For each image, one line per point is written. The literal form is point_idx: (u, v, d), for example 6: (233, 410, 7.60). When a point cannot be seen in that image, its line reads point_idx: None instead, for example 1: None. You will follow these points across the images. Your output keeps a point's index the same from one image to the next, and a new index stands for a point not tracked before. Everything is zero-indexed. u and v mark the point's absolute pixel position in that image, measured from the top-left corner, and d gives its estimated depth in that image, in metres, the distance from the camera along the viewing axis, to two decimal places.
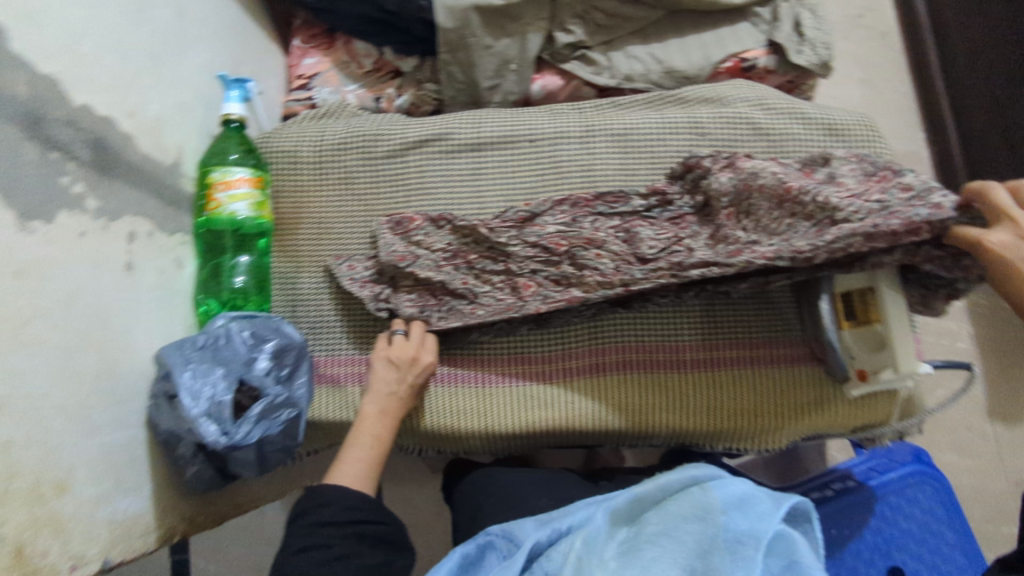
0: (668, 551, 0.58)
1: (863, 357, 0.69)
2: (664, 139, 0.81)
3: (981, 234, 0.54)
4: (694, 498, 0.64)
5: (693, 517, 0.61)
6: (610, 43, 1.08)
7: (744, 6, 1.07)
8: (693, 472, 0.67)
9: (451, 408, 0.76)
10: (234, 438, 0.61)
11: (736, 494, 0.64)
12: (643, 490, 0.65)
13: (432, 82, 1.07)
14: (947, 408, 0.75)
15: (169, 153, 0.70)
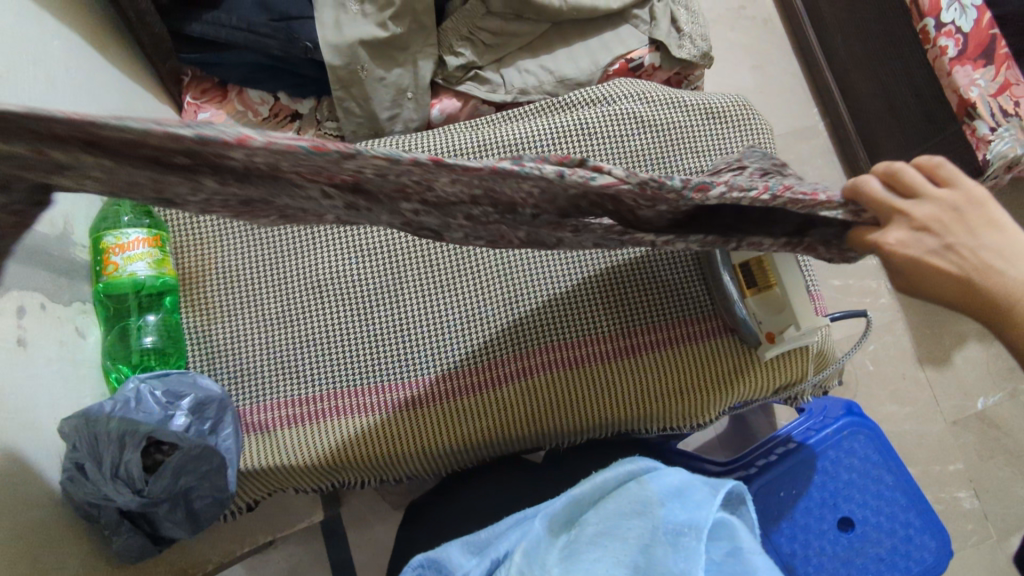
0: (610, 555, 0.59)
1: (769, 320, 0.72)
2: (555, 143, 0.84)
3: (878, 237, 0.46)
4: (632, 494, 0.64)
5: (633, 513, 0.62)
6: (501, 61, 1.12)
7: (623, 10, 1.12)
8: (630, 467, 0.67)
9: (383, 436, 0.75)
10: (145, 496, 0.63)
11: (674, 486, 0.65)
12: (581, 492, 0.65)
13: (331, 121, 1.09)
14: (854, 356, 0.79)
15: (55, 224, 0.69)
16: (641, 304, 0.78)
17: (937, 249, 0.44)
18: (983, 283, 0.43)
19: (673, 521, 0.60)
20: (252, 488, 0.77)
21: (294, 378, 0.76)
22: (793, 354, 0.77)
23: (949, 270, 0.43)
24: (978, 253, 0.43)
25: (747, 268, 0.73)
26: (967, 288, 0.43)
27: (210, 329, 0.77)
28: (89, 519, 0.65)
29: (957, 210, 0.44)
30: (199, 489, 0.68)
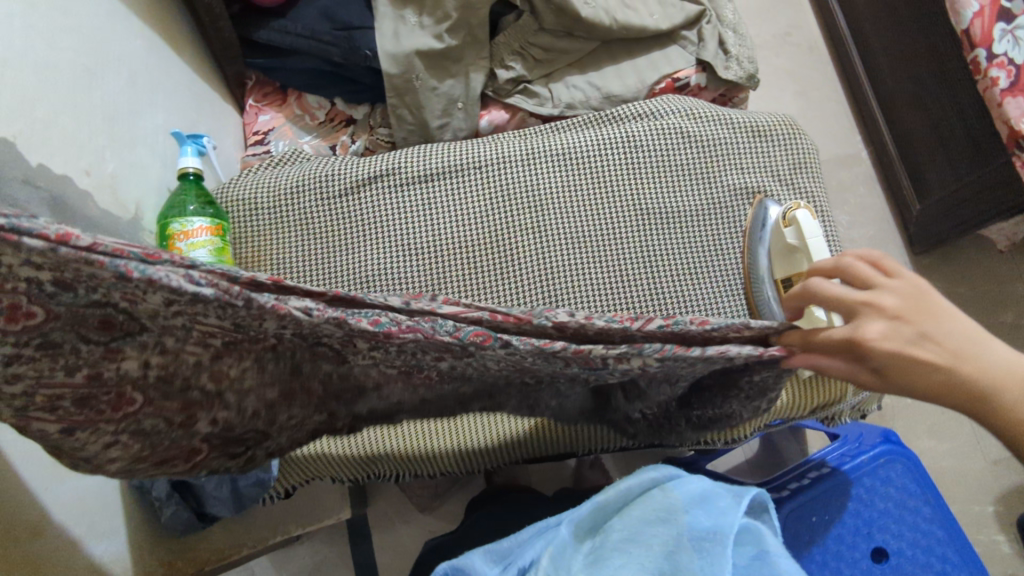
0: (638, 557, 0.59)
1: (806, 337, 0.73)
2: (602, 155, 0.86)
3: (854, 332, 0.46)
4: (656, 502, 0.65)
5: (658, 518, 0.63)
6: (550, 77, 1.15)
7: (671, 30, 1.15)
8: (653, 475, 0.68)
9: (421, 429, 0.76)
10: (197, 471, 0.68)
11: (696, 494, 0.66)
12: (606, 498, 0.66)
13: (384, 127, 1.12)
14: None
15: (127, 208, 0.74)
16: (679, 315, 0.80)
17: (915, 337, 0.45)
18: (961, 368, 0.45)
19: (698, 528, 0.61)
20: (291, 477, 0.79)
21: None
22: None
23: (933, 360, 0.45)
24: (948, 338, 0.45)
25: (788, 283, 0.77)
26: (951, 376, 0.45)
27: None
28: (141, 491, 0.68)
29: (921, 300, 0.46)
30: (245, 469, 0.71)
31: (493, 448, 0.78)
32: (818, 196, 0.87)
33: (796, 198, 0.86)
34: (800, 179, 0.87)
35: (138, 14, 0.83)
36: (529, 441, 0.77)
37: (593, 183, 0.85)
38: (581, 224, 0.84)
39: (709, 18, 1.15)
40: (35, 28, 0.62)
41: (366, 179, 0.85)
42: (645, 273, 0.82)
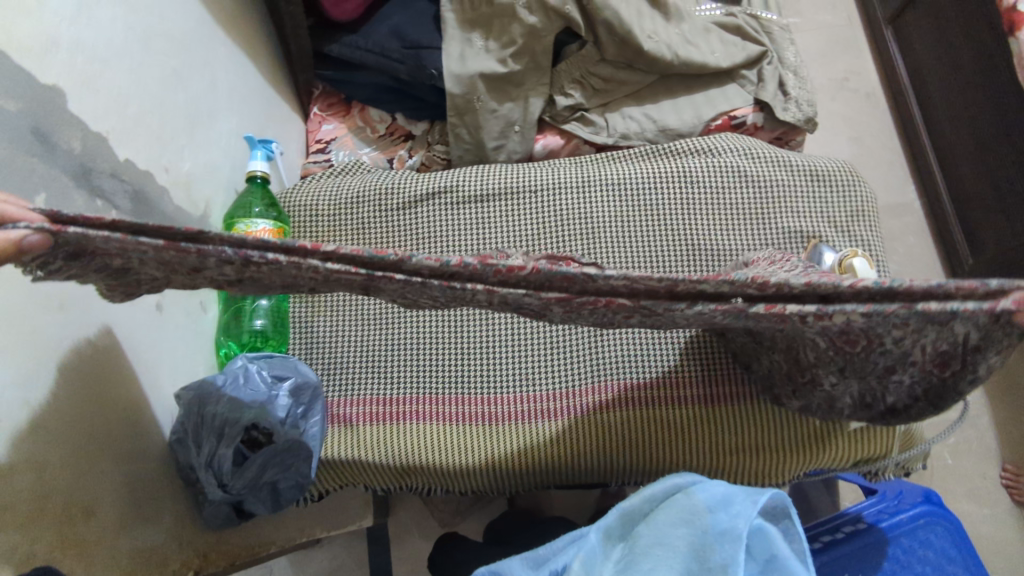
0: (664, 563, 0.60)
1: None
2: (656, 187, 0.87)
3: None
4: (679, 505, 0.64)
5: (681, 521, 0.62)
6: (607, 106, 1.17)
7: (731, 69, 1.15)
8: (675, 480, 0.66)
9: (455, 445, 0.77)
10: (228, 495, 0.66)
11: (717, 496, 0.64)
12: (631, 505, 0.66)
13: (441, 144, 1.16)
14: (946, 440, 0.75)
15: (198, 206, 0.77)
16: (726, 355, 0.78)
17: None
18: None
19: (722, 529, 0.60)
20: (326, 479, 0.79)
21: (380, 379, 0.80)
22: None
23: None
24: None
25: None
26: None
27: (313, 321, 0.82)
28: (187, 481, 0.69)
29: None
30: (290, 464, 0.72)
31: (527, 472, 0.77)
32: (875, 246, 0.86)
33: (852, 246, 0.85)
34: (858, 228, 0.86)
35: (224, 25, 0.87)
36: (564, 469, 0.77)
37: (647, 215, 0.85)
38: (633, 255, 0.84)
39: (771, 59, 1.16)
40: (135, 31, 0.67)
41: (425, 194, 0.87)
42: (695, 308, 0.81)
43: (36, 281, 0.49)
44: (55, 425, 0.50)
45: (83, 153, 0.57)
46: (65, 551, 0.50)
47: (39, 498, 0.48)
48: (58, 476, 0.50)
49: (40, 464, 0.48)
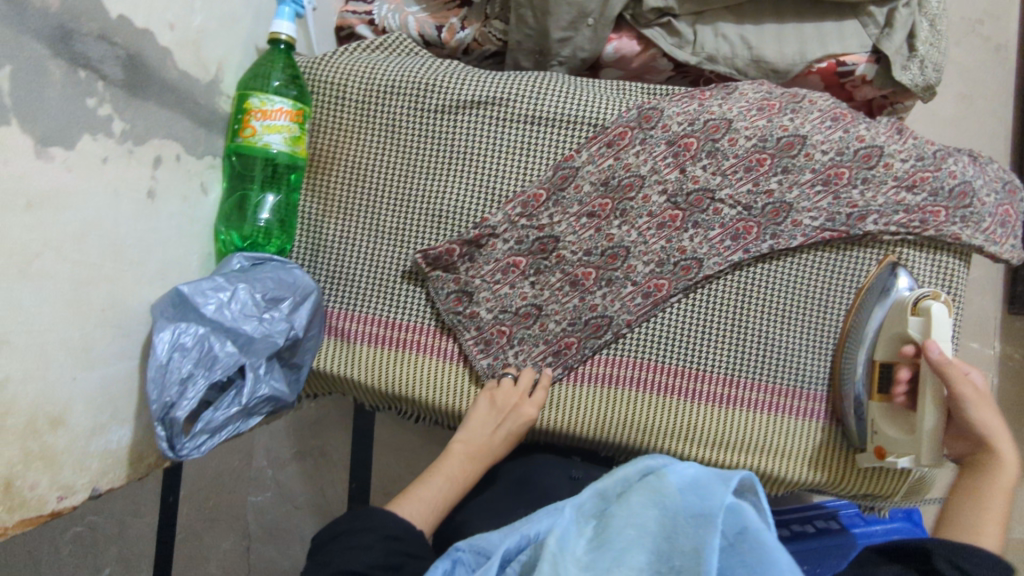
0: (635, 547, 0.46)
1: (884, 434, 0.68)
2: (746, 165, 0.75)
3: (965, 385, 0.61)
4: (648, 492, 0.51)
5: (649, 504, 0.49)
6: (701, 14, 0.98)
7: (859, 2, 0.96)
8: (645, 464, 0.56)
9: (451, 385, 0.76)
10: (178, 453, 0.57)
11: (685, 478, 0.52)
12: (608, 485, 0.55)
13: (500, 19, 0.99)
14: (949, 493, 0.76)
15: (208, 69, 0.66)
16: (756, 362, 0.76)
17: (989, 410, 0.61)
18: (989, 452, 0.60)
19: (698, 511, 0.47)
20: (315, 386, 0.78)
21: (388, 301, 0.76)
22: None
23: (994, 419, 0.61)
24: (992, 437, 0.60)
25: (887, 371, 0.68)
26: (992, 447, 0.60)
27: (323, 223, 0.77)
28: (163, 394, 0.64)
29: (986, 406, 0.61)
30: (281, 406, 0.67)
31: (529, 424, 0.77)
32: (957, 277, 0.76)
33: (934, 273, 0.76)
34: (949, 255, 0.75)
35: None
36: (562, 432, 0.77)
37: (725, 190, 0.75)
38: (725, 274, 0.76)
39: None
40: None
41: (472, 102, 0.76)
42: (740, 305, 0.76)
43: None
44: (22, 335, 0.46)
45: (62, 11, 0.46)
46: (28, 465, 0.48)
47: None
48: (24, 391, 0.47)
49: (2, 380, 0.45)
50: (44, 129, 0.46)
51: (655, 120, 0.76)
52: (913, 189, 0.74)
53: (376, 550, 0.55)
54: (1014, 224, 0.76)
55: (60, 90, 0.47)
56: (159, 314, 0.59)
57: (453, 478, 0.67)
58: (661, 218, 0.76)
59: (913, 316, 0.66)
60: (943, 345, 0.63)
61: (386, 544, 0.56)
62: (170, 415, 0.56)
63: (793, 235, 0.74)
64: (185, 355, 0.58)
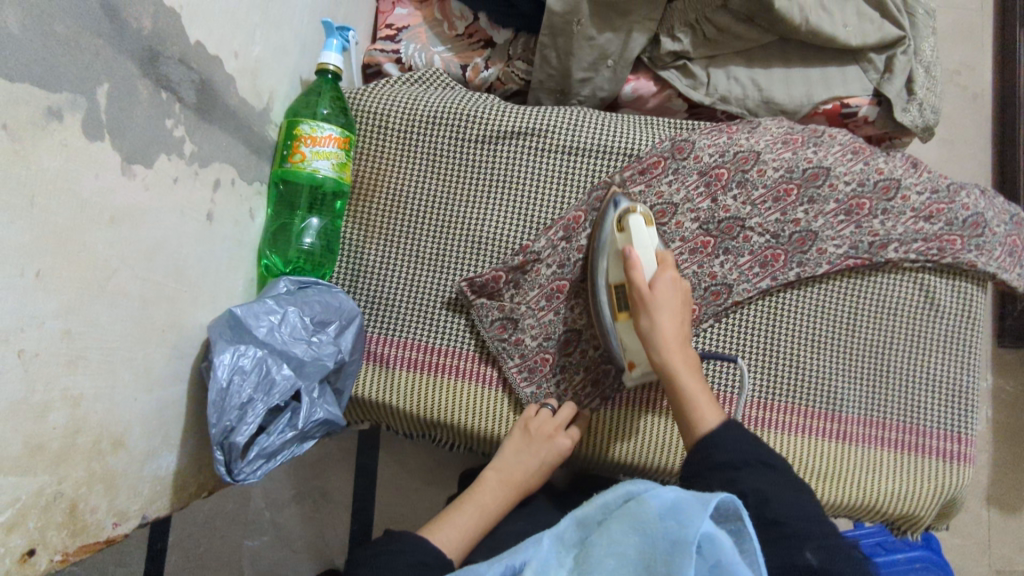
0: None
1: (630, 350, 0.70)
2: (773, 196, 0.78)
3: (653, 298, 0.67)
4: (628, 518, 0.44)
5: (630, 531, 0.43)
6: (713, 58, 1.03)
7: (859, 49, 1.01)
8: (630, 487, 0.49)
9: (485, 411, 0.75)
10: (237, 478, 0.56)
11: (667, 501, 0.44)
12: (590, 510, 0.49)
13: (523, 60, 1.04)
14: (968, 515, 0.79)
15: (262, 98, 0.67)
16: (789, 384, 0.77)
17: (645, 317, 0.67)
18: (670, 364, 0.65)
19: (674, 537, 0.41)
20: (354, 413, 0.78)
21: (429, 325, 0.76)
22: (930, 471, 0.77)
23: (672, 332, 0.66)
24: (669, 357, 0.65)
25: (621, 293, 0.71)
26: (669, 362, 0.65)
27: (363, 250, 0.78)
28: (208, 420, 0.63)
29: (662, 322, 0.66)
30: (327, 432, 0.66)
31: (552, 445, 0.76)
32: (978, 301, 0.79)
33: (954, 296, 0.79)
34: (968, 281, 0.79)
35: None
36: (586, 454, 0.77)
37: (752, 221, 0.78)
38: (758, 297, 0.78)
39: (907, 48, 1.01)
40: None
41: (511, 133, 0.79)
42: (773, 330, 0.78)
43: (89, 189, 0.43)
44: (96, 352, 0.45)
45: (152, 33, 0.47)
46: (91, 488, 0.46)
47: (70, 437, 0.44)
48: (93, 409, 0.46)
49: (76, 397, 0.44)
50: (129, 146, 0.46)
51: (688, 151, 0.79)
52: (929, 220, 0.77)
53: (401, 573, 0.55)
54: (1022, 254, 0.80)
55: (145, 109, 0.47)
56: (218, 336, 0.57)
57: (485, 506, 0.68)
58: (692, 246, 0.78)
59: (621, 232, 0.71)
60: (640, 251, 0.69)
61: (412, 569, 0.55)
62: (230, 440, 0.56)
63: (822, 263, 0.77)
64: (245, 378, 0.57)
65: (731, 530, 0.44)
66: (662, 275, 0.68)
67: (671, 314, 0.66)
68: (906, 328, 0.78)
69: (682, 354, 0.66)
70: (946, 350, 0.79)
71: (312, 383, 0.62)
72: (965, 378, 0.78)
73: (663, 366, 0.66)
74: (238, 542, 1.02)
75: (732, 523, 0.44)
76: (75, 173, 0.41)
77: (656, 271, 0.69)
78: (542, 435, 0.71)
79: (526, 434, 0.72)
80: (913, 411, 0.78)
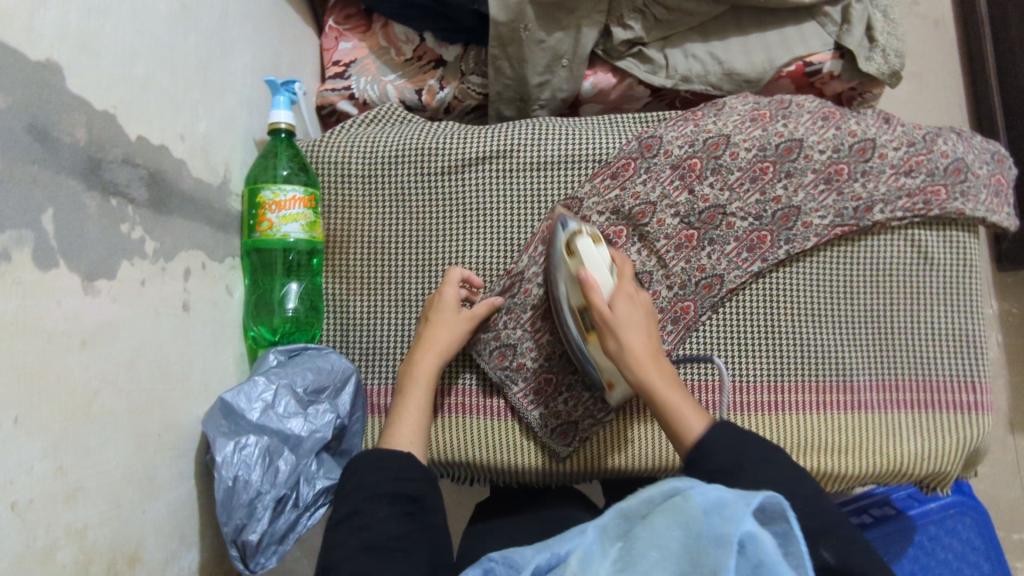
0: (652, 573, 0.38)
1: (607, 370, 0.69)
2: (749, 177, 0.77)
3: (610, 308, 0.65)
4: (673, 510, 0.40)
5: (673, 523, 0.39)
6: (667, 39, 1.01)
7: (814, 4, 0.99)
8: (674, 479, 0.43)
9: (489, 439, 0.75)
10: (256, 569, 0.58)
11: (713, 499, 0.39)
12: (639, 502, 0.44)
13: (476, 75, 1.02)
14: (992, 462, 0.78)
15: (217, 172, 0.65)
16: (796, 363, 0.76)
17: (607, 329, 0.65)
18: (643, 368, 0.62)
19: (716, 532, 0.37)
20: None
21: None
22: (949, 425, 0.76)
23: (638, 340, 0.64)
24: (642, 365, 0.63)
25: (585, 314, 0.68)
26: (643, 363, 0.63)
27: (349, 303, 0.77)
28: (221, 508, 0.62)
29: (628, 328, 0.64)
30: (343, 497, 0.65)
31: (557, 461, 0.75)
32: (971, 248, 0.78)
33: (946, 247, 0.78)
34: (957, 230, 0.78)
35: None
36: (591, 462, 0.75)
37: (733, 206, 0.77)
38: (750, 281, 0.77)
39: None
40: None
41: (475, 159, 0.78)
42: (771, 311, 0.77)
43: (52, 320, 0.41)
44: (93, 479, 0.44)
45: (90, 143, 0.46)
46: None
47: (82, 569, 0.43)
48: (101, 536, 0.45)
49: (81, 530, 0.43)
50: (87, 263, 0.45)
51: (656, 147, 0.78)
52: (910, 174, 0.76)
53: (350, 531, 0.51)
54: (1007, 192, 0.79)
55: (97, 222, 0.46)
56: (214, 430, 0.57)
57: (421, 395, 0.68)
58: (676, 242, 0.77)
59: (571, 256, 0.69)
60: (596, 273, 0.67)
61: (358, 513, 0.52)
62: (242, 537, 0.56)
63: (809, 235, 0.76)
64: (248, 472, 0.57)
65: (777, 533, 0.38)
66: (620, 289, 0.67)
67: (636, 330, 0.65)
68: (904, 286, 0.77)
69: (653, 362, 0.63)
70: (946, 302, 0.78)
71: (306, 459, 0.61)
72: (970, 326, 0.78)
73: (628, 372, 0.63)
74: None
75: (778, 525, 0.38)
76: (36, 308, 0.40)
77: (614, 288, 0.68)
78: (448, 306, 0.72)
79: (436, 314, 0.72)
80: (923, 368, 0.77)
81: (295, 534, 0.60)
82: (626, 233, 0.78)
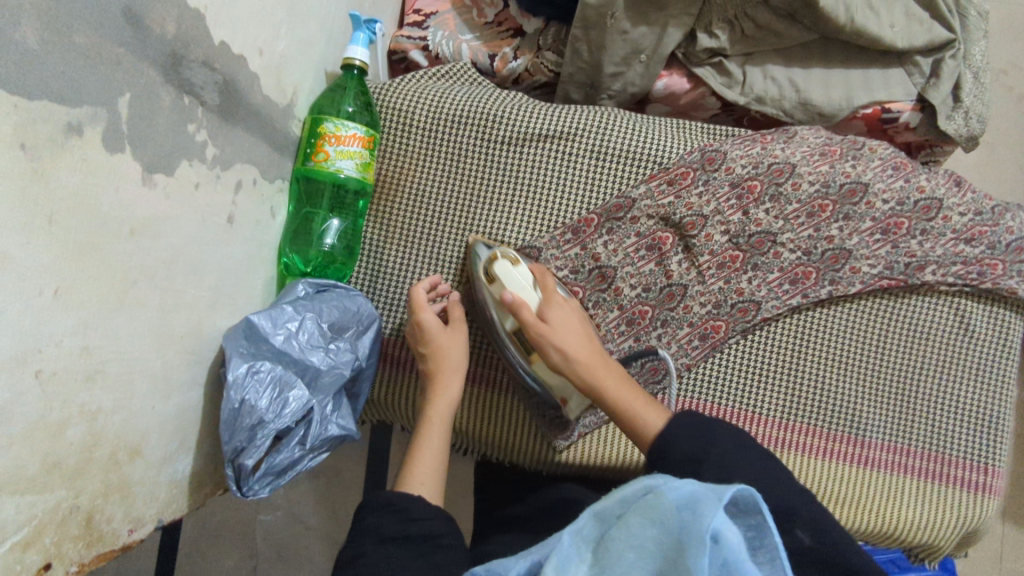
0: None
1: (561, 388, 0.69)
2: (807, 211, 0.75)
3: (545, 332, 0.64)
4: (645, 507, 0.38)
5: (646, 522, 0.37)
6: (750, 56, 0.99)
7: (906, 50, 0.96)
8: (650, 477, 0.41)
9: (487, 413, 0.76)
10: (246, 494, 0.58)
11: (685, 494, 0.37)
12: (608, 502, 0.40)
13: (552, 50, 1.01)
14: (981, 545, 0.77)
15: (286, 93, 0.65)
16: (812, 406, 0.76)
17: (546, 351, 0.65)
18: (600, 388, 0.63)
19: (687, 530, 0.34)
20: (371, 413, 0.78)
21: None
22: (953, 502, 0.75)
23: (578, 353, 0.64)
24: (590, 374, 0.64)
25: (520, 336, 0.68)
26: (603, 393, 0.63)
27: (384, 252, 0.77)
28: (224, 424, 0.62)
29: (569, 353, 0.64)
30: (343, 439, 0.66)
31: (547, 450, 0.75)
32: (1015, 330, 0.76)
33: (990, 322, 0.76)
34: (1004, 307, 0.76)
35: None
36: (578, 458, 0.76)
37: (783, 237, 0.75)
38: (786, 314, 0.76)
39: (957, 51, 0.96)
40: None
41: (537, 136, 0.77)
42: (799, 349, 0.76)
43: (108, 204, 0.42)
44: (116, 365, 0.45)
45: (175, 37, 0.46)
46: (107, 498, 0.46)
47: (87, 451, 0.43)
48: (110, 423, 0.45)
49: (94, 412, 0.43)
50: (150, 155, 0.45)
51: (718, 162, 0.77)
52: (970, 243, 0.74)
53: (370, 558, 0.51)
54: None
55: (168, 116, 0.46)
56: (234, 349, 0.57)
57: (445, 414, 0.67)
58: (720, 260, 0.76)
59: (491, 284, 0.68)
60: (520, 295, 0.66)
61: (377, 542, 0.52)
62: (240, 459, 0.56)
63: (854, 281, 0.74)
64: (257, 397, 0.57)
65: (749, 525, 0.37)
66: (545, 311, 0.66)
67: (573, 335, 0.65)
68: (939, 352, 0.76)
69: (604, 366, 0.64)
70: (979, 376, 0.76)
71: (323, 398, 0.61)
72: (995, 407, 0.76)
73: (589, 386, 0.64)
74: (250, 527, 1.01)
75: (751, 519, 0.37)
76: (94, 189, 0.40)
77: (540, 304, 0.67)
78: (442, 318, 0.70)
79: (439, 332, 0.70)
80: (939, 439, 0.76)
81: (292, 472, 0.60)
82: (671, 238, 0.76)
